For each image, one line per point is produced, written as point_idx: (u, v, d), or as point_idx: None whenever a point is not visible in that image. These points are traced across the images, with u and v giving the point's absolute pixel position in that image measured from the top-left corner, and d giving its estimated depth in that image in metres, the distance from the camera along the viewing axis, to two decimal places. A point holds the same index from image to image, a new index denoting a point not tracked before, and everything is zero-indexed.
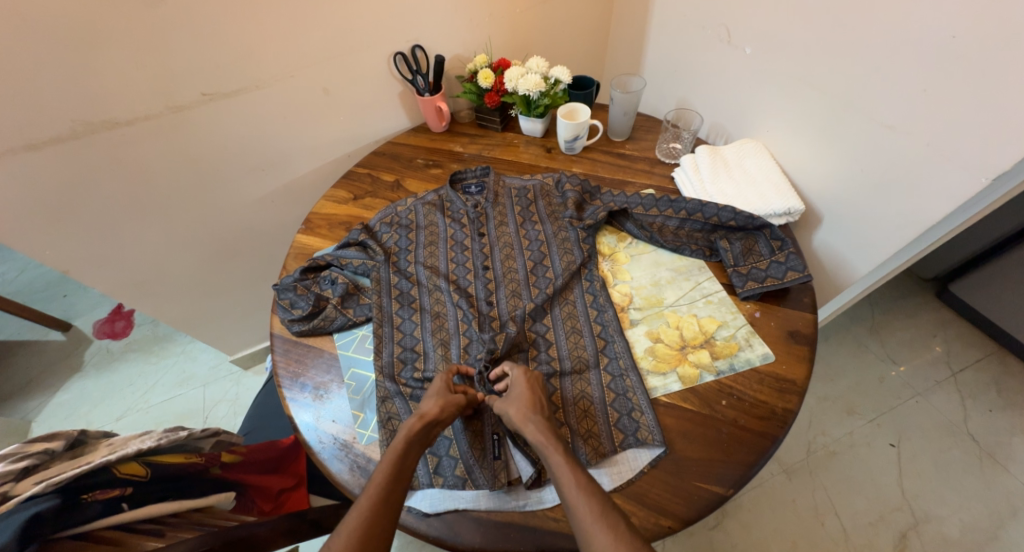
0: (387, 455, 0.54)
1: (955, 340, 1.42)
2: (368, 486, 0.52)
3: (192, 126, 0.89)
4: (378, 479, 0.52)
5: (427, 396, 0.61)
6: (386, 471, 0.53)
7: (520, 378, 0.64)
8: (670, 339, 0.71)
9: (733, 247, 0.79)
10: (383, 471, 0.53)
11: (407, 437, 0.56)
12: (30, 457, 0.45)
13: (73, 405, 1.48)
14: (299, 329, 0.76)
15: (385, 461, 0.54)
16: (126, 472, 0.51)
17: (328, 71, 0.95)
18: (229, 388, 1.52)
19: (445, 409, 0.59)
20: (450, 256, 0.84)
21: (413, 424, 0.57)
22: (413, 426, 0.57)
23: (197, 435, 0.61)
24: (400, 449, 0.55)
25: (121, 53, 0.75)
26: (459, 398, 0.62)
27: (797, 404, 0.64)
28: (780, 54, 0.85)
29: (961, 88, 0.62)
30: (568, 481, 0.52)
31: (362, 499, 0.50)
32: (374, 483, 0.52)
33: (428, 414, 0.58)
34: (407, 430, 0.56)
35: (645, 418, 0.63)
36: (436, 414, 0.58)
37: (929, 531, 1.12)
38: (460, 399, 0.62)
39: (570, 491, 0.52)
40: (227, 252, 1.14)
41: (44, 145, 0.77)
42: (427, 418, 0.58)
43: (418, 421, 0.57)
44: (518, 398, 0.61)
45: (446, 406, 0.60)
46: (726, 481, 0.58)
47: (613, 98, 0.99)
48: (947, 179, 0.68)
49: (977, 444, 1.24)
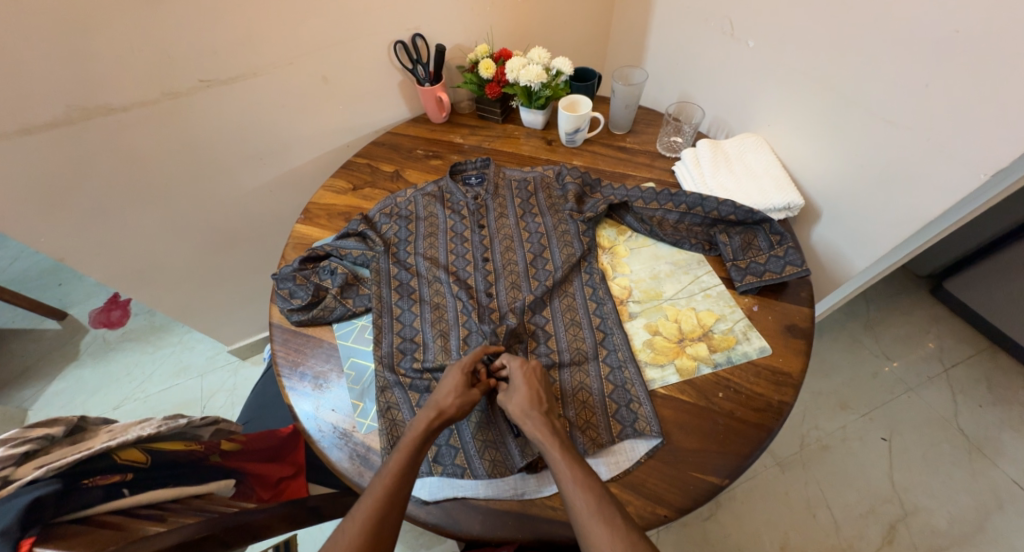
0: (402, 446, 0.57)
1: (948, 336, 1.44)
2: (383, 474, 0.54)
3: (190, 113, 0.88)
4: (392, 468, 0.55)
5: (444, 388, 0.62)
6: (400, 463, 0.55)
7: (527, 369, 0.64)
8: (669, 332, 0.72)
9: (732, 242, 0.80)
10: (396, 461, 0.55)
11: (422, 431, 0.58)
12: (31, 441, 0.45)
13: (69, 394, 1.48)
14: (298, 319, 0.76)
15: (400, 453, 0.56)
16: (125, 458, 0.52)
17: (328, 59, 0.94)
18: (226, 378, 1.52)
19: (462, 407, 0.61)
20: (450, 248, 0.84)
21: (430, 419, 0.59)
22: (429, 420, 0.59)
23: (196, 423, 0.62)
24: (415, 442, 0.57)
25: (116, 37, 0.74)
26: (476, 393, 0.63)
27: (792, 397, 0.65)
28: (782, 46, 0.84)
29: (964, 83, 0.62)
30: (568, 477, 0.53)
31: (376, 487, 0.53)
32: (388, 473, 0.54)
33: (446, 411, 0.60)
34: (423, 424, 0.59)
35: (643, 409, 0.64)
36: (452, 412, 0.60)
37: (917, 522, 1.14)
38: (477, 395, 0.63)
39: (569, 487, 0.53)
40: (224, 241, 1.13)
41: (39, 130, 0.76)
42: (443, 415, 0.60)
43: (434, 416, 0.59)
44: (518, 392, 0.61)
45: (464, 404, 0.61)
46: (720, 471, 0.59)
47: (615, 91, 0.99)
48: (945, 176, 0.68)
49: (967, 438, 1.26)
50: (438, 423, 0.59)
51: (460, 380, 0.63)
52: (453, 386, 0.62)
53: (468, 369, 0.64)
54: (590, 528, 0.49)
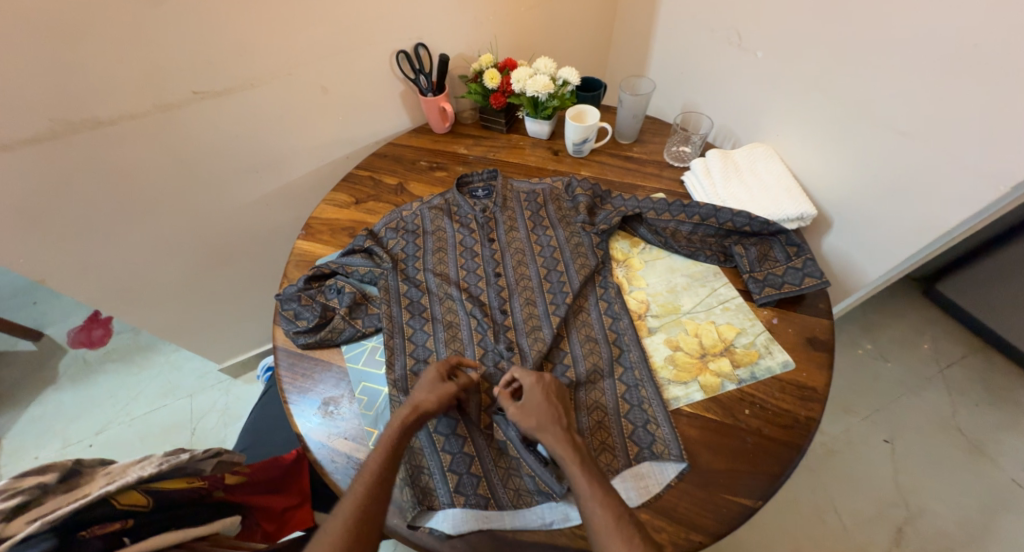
0: (379, 447, 0.56)
1: (942, 337, 1.47)
2: (364, 475, 0.53)
3: (182, 125, 0.84)
4: (370, 468, 0.54)
5: (422, 386, 0.61)
6: (379, 462, 0.54)
7: (547, 381, 0.62)
8: (690, 347, 0.70)
9: (748, 253, 0.79)
10: (376, 461, 0.54)
11: (398, 429, 0.57)
12: (21, 493, 0.41)
13: (47, 421, 1.40)
14: (304, 342, 0.73)
15: (377, 453, 0.55)
16: (127, 503, 0.47)
17: (328, 70, 0.91)
18: (218, 397, 1.46)
19: (439, 402, 0.59)
20: (460, 263, 0.81)
21: (405, 416, 0.58)
22: (404, 418, 0.58)
23: (198, 456, 0.57)
24: (393, 441, 0.56)
25: (104, 47, 0.69)
26: (453, 388, 0.61)
27: (819, 412, 0.64)
28: (794, 55, 0.84)
29: (974, 97, 0.63)
30: (584, 490, 0.52)
31: (356, 488, 0.52)
32: (369, 471, 0.53)
33: (421, 406, 0.59)
34: (398, 421, 0.57)
35: (661, 430, 0.62)
36: (429, 408, 0.59)
37: (924, 525, 1.15)
38: (453, 388, 0.61)
39: (586, 501, 0.51)
40: (218, 258, 1.08)
41: (21, 145, 0.71)
42: (419, 411, 0.58)
43: (409, 413, 0.58)
44: (539, 408, 0.59)
45: (440, 399, 0.59)
46: (754, 492, 0.57)
47: (622, 100, 0.98)
48: (962, 186, 0.68)
49: (967, 438, 1.28)
50: (414, 419, 0.58)
51: (434, 377, 0.62)
52: (428, 384, 0.61)
53: (443, 371, 0.63)
54: (608, 539, 0.48)
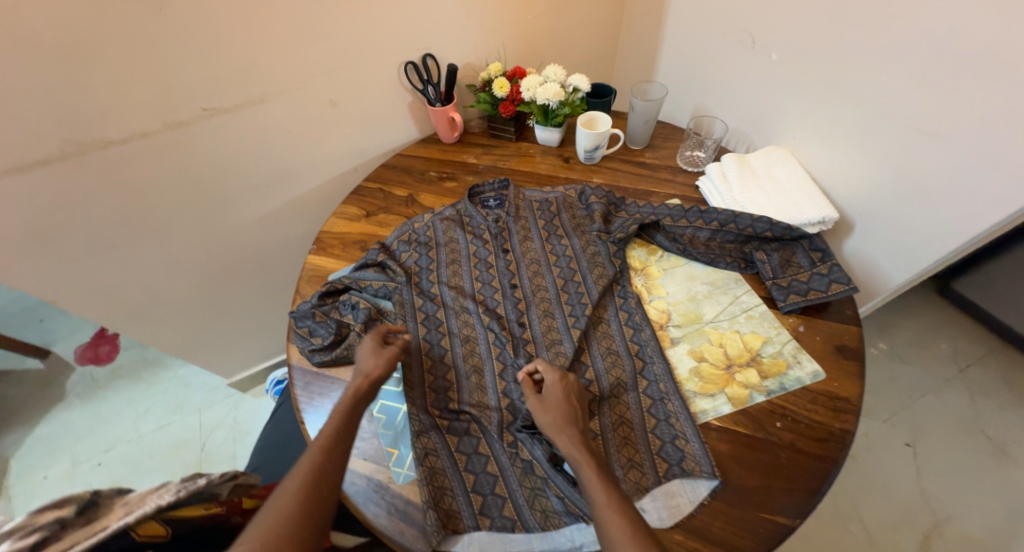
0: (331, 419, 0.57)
1: (961, 337, 1.44)
2: (317, 441, 0.53)
3: (192, 142, 0.83)
4: (326, 432, 0.54)
5: (364, 357, 0.64)
6: (333, 426, 0.55)
7: (569, 382, 0.62)
8: (715, 358, 0.69)
9: (770, 259, 0.77)
10: (331, 427, 0.55)
11: (352, 396, 0.59)
12: (41, 529, 0.40)
13: (56, 440, 1.39)
14: (320, 360, 0.71)
15: (334, 419, 0.56)
16: (145, 534, 0.46)
17: (337, 83, 0.90)
18: (227, 412, 1.45)
19: (386, 364, 0.63)
20: (475, 275, 0.80)
21: (358, 385, 0.60)
22: (358, 388, 0.60)
23: (216, 481, 0.54)
24: (347, 406, 0.58)
25: (114, 66, 0.69)
26: (393, 349, 0.65)
27: (853, 424, 0.62)
28: (810, 56, 0.82)
29: (1003, 97, 0.61)
30: (594, 489, 0.49)
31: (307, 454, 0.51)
32: (324, 435, 0.54)
33: (372, 374, 0.62)
34: (351, 390, 0.60)
35: (691, 446, 0.60)
36: (378, 373, 0.62)
37: (951, 532, 1.13)
38: (393, 349, 0.65)
39: (597, 506, 0.48)
40: (228, 274, 1.07)
41: (32, 167, 0.70)
42: (371, 378, 0.61)
43: (363, 382, 0.61)
44: (556, 405, 0.58)
45: (386, 361, 0.63)
46: (792, 511, 0.54)
47: (634, 107, 0.97)
48: (992, 187, 0.66)
49: (991, 440, 1.25)
50: (367, 386, 0.61)
51: (373, 345, 0.65)
52: (370, 351, 0.64)
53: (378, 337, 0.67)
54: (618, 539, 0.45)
